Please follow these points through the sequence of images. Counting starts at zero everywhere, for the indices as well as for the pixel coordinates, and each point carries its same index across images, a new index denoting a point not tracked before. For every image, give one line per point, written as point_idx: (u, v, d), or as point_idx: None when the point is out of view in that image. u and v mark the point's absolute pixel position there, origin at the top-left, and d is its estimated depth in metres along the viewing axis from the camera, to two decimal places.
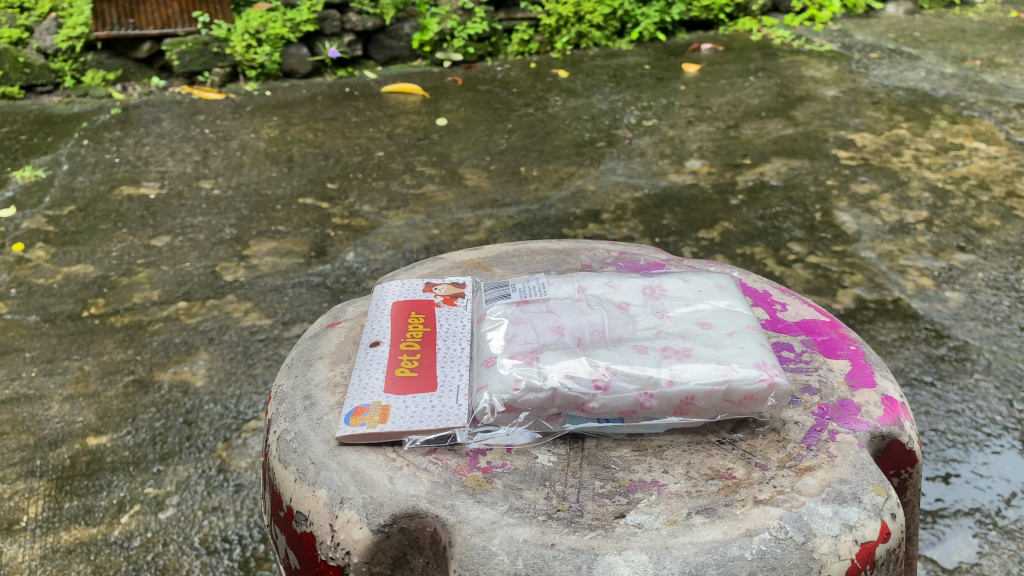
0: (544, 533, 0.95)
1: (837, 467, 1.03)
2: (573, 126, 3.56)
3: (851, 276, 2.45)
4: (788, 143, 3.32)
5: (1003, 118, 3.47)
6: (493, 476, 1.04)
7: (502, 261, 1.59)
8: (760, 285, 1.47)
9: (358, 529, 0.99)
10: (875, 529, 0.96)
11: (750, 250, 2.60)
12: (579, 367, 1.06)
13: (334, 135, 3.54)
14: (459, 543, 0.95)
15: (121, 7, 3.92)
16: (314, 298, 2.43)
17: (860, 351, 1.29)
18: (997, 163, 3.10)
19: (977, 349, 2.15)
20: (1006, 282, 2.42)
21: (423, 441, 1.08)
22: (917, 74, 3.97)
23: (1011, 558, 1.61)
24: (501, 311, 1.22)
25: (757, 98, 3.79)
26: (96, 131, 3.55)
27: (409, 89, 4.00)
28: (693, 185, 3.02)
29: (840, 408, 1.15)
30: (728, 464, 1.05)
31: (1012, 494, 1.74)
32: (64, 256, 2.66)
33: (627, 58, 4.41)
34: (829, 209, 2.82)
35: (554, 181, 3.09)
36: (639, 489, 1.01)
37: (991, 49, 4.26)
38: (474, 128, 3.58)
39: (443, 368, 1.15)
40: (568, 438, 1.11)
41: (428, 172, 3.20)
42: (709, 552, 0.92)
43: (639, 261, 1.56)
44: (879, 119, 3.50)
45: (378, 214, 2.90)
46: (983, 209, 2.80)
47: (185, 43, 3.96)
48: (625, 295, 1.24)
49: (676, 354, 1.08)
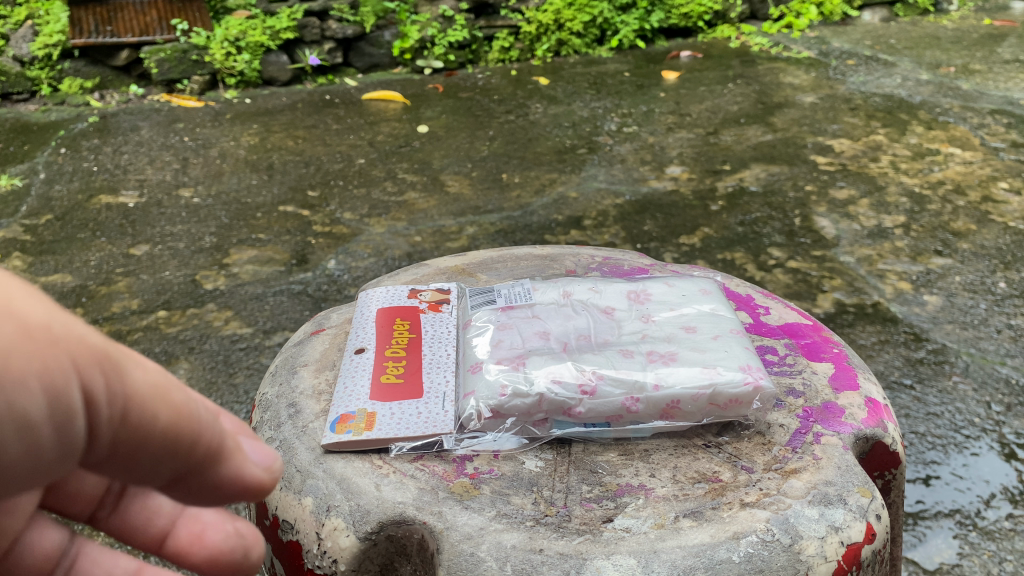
0: (532, 539, 0.94)
1: (822, 469, 1.04)
2: (554, 133, 3.57)
3: (831, 281, 2.48)
4: (767, 149, 3.34)
5: (978, 124, 3.50)
6: (479, 483, 1.03)
7: (486, 267, 1.58)
8: (743, 289, 1.48)
9: (345, 537, 0.98)
10: (860, 531, 0.96)
11: (730, 255, 2.61)
12: (564, 372, 1.06)
13: (315, 142, 3.53)
14: (447, 550, 0.94)
15: (99, 15, 3.94)
16: (295, 307, 2.42)
17: (843, 354, 1.30)
18: (973, 168, 3.14)
19: (955, 353, 2.17)
20: (982, 286, 2.44)
21: (409, 448, 1.07)
22: (893, 80, 4.02)
23: (990, 558, 1.62)
24: (487, 317, 1.23)
25: (736, 105, 3.82)
26: (73, 139, 3.52)
27: (390, 97, 3.99)
28: (674, 192, 3.04)
29: (824, 411, 1.16)
30: (714, 467, 1.05)
31: (991, 496, 1.76)
32: (41, 265, 2.63)
33: (607, 65, 4.43)
34: (808, 215, 2.84)
35: (536, 188, 3.09)
36: (627, 493, 1.01)
37: (965, 56, 4.31)
38: (456, 135, 3.58)
39: (429, 375, 1.16)
40: (554, 443, 1.11)
41: (409, 179, 3.19)
42: (697, 555, 0.91)
43: (623, 266, 1.57)
44: (856, 125, 3.54)
45: (359, 222, 2.89)
46: (959, 213, 2.83)
47: (163, 52, 3.93)
48: (610, 300, 1.25)
49: (662, 358, 1.09)
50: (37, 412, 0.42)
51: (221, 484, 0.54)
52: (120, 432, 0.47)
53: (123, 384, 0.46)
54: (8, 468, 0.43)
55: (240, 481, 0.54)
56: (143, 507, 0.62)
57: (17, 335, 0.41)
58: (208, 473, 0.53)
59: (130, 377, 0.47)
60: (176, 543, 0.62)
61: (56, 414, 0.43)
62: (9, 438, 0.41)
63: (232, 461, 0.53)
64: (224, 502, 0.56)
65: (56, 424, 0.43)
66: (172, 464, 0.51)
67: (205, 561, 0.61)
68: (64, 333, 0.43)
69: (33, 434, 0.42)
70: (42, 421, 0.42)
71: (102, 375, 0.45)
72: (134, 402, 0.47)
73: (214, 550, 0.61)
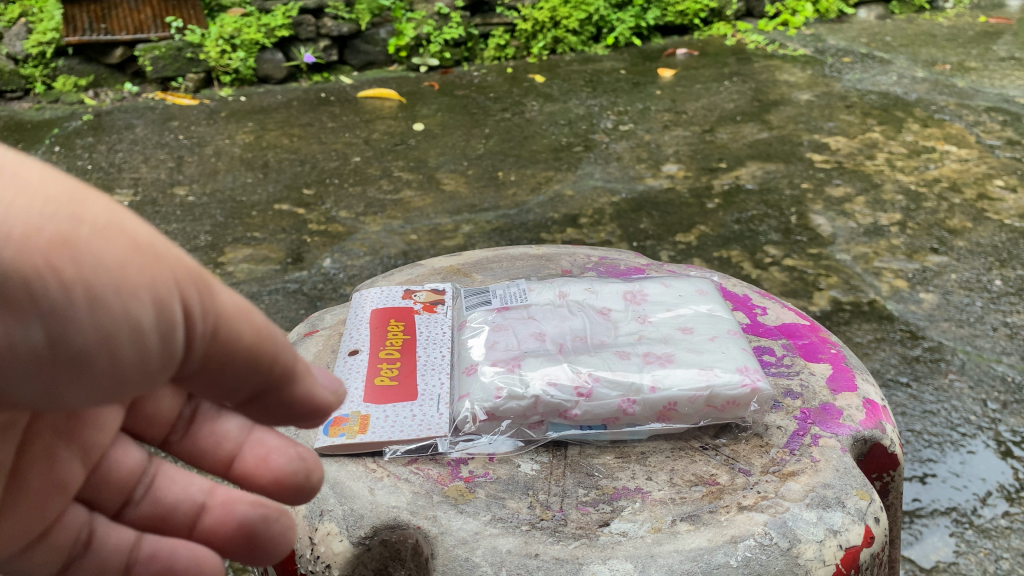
0: (527, 543, 0.93)
1: (820, 472, 1.03)
2: (550, 131, 3.56)
3: (827, 279, 2.47)
4: (763, 146, 3.34)
5: (973, 121, 3.50)
6: (474, 486, 1.02)
7: (482, 267, 1.57)
8: (740, 290, 1.47)
9: (338, 542, 0.97)
10: (859, 534, 0.95)
11: (726, 253, 2.61)
12: (560, 374, 1.06)
13: (310, 140, 3.51)
14: (441, 555, 0.93)
15: (93, 13, 3.90)
16: (290, 306, 2.41)
17: (841, 355, 1.29)
18: (968, 166, 3.13)
19: (951, 350, 2.16)
20: (978, 283, 2.44)
21: (403, 452, 1.06)
22: (889, 78, 4.02)
23: (987, 556, 1.61)
24: (482, 318, 1.22)
25: (732, 102, 3.81)
26: (67, 137, 3.49)
27: (385, 95, 3.98)
28: (670, 190, 3.03)
29: (822, 412, 1.15)
30: (711, 470, 1.04)
31: (987, 494, 1.76)
32: None
33: (603, 62, 4.42)
34: (804, 213, 2.84)
35: (532, 186, 3.08)
36: (623, 497, 1.00)
37: (961, 54, 4.30)
38: (451, 133, 3.57)
39: (423, 377, 1.15)
40: (550, 446, 1.09)
41: (405, 177, 3.18)
42: (695, 559, 0.90)
43: (619, 266, 1.56)
44: (852, 123, 3.53)
45: (355, 220, 2.87)
46: (955, 211, 2.83)
47: (158, 49, 3.90)
48: (606, 301, 1.24)
49: (659, 360, 1.08)
50: (149, 323, 0.40)
51: (299, 409, 0.53)
52: (211, 348, 0.45)
53: (216, 301, 0.44)
54: (119, 386, 0.40)
55: (317, 405, 0.54)
56: (213, 431, 0.64)
57: (126, 246, 0.39)
58: (282, 391, 0.51)
59: (220, 292, 0.45)
60: (244, 464, 0.62)
61: (163, 325, 0.41)
62: (125, 352, 0.39)
63: (311, 386, 0.53)
64: (293, 425, 0.55)
65: (163, 334, 0.41)
66: (254, 385, 0.50)
67: (271, 483, 0.61)
68: (166, 250, 0.41)
69: (144, 344, 0.40)
70: (153, 331, 0.40)
71: (201, 292, 0.43)
72: (228, 320, 0.45)
73: (277, 474, 0.61)
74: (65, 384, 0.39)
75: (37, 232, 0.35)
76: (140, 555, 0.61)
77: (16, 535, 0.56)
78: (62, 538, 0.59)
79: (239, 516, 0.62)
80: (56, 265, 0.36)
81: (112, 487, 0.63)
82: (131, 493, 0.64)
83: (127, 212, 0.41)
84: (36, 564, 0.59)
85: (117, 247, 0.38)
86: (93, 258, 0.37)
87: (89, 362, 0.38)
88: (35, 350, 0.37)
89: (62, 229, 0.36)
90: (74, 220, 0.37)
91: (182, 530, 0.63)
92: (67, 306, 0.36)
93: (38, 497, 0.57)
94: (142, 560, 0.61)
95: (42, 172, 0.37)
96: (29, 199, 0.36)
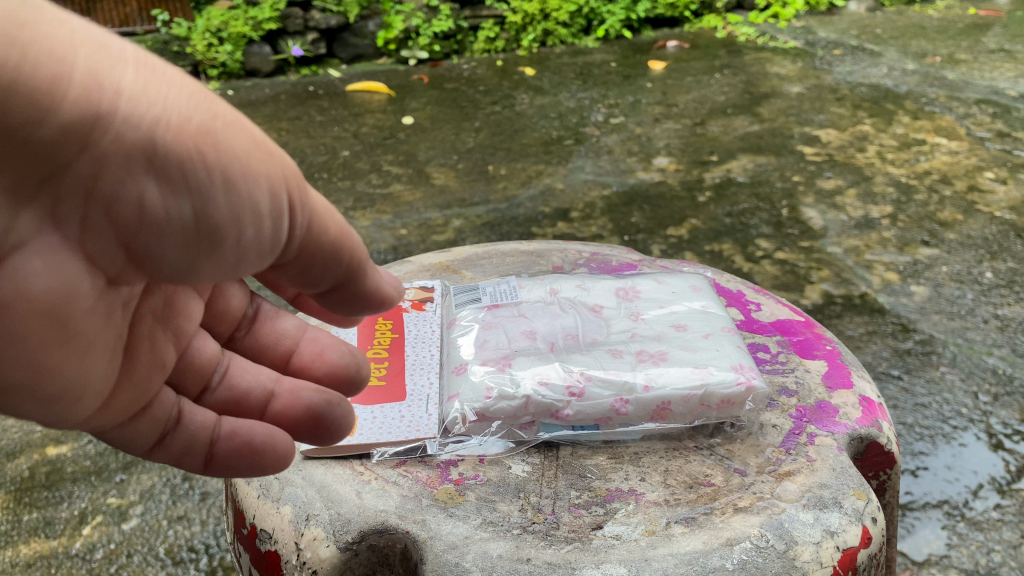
0: (518, 548, 0.91)
1: (816, 472, 1.01)
2: (541, 124, 3.53)
3: (819, 272, 2.45)
4: (754, 140, 3.32)
5: (963, 113, 3.49)
6: (464, 489, 1.00)
7: (472, 263, 1.55)
8: (733, 285, 1.45)
9: (324, 547, 0.94)
10: (856, 535, 0.93)
11: (718, 247, 2.58)
12: (552, 373, 1.04)
13: (299, 134, 3.48)
14: (431, 560, 0.91)
15: (77, 7, 3.88)
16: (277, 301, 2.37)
17: (836, 351, 1.27)
18: (958, 158, 3.12)
19: (942, 343, 2.15)
20: (969, 276, 2.43)
21: (391, 454, 1.05)
22: (879, 70, 4.01)
23: (979, 549, 1.60)
24: (471, 317, 1.19)
25: (723, 95, 3.79)
26: None
27: (374, 88, 3.94)
28: (661, 183, 3.01)
29: (818, 410, 1.13)
30: (705, 471, 1.02)
31: (978, 486, 1.74)
32: None
33: (593, 55, 4.39)
34: (796, 206, 2.82)
35: (522, 180, 3.06)
36: (616, 499, 0.98)
37: (951, 46, 4.29)
38: (441, 127, 3.54)
39: (412, 376, 1.14)
40: (542, 447, 1.07)
41: (394, 172, 3.15)
42: (689, 563, 0.88)
43: (611, 262, 1.54)
44: (842, 115, 3.52)
45: (343, 215, 2.84)
46: (946, 203, 2.82)
47: (144, 43, 3.88)
48: (598, 298, 1.22)
49: (652, 358, 1.06)
50: (262, 205, 0.54)
51: (365, 294, 0.68)
52: (304, 237, 0.60)
53: (310, 198, 0.59)
54: (239, 254, 0.55)
55: (379, 291, 0.69)
56: (272, 330, 0.86)
57: (250, 142, 0.53)
58: (359, 282, 0.67)
59: (311, 192, 0.60)
60: (302, 359, 0.84)
61: (272, 210, 0.55)
62: (246, 226, 0.54)
63: (374, 275, 0.68)
64: (361, 311, 0.71)
65: (274, 217, 0.56)
66: (336, 271, 0.65)
67: (325, 373, 0.83)
68: (275, 149, 0.56)
69: (260, 223, 0.55)
70: (266, 213, 0.55)
71: (300, 188, 0.58)
72: (319, 213, 0.60)
73: (331, 366, 0.83)
74: (201, 248, 0.53)
75: (189, 124, 0.49)
76: (222, 432, 0.73)
77: (133, 401, 0.65)
78: (161, 414, 0.69)
79: (306, 401, 0.77)
80: (203, 150, 0.50)
81: (196, 373, 0.75)
82: (209, 380, 0.77)
83: (244, 118, 0.55)
84: (138, 433, 0.68)
85: (240, 141, 0.52)
86: (228, 147, 0.51)
87: (220, 233, 0.52)
88: (184, 220, 0.51)
89: (204, 124, 0.50)
90: (213, 117, 0.51)
91: (255, 411, 0.78)
92: (209, 185, 0.50)
93: (147, 370, 0.66)
94: (224, 437, 0.73)
95: (185, 80, 0.51)
96: (179, 96, 0.50)
